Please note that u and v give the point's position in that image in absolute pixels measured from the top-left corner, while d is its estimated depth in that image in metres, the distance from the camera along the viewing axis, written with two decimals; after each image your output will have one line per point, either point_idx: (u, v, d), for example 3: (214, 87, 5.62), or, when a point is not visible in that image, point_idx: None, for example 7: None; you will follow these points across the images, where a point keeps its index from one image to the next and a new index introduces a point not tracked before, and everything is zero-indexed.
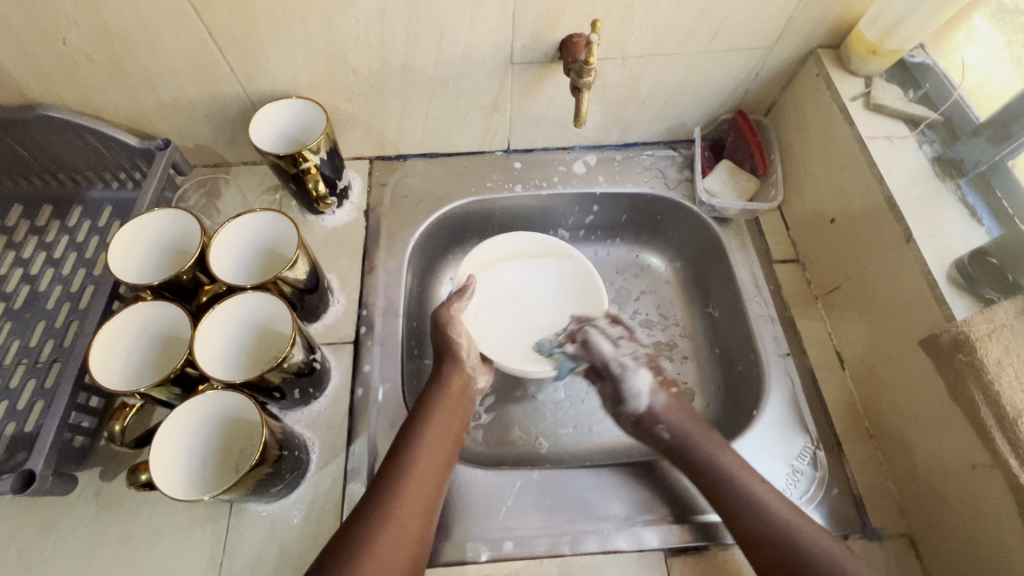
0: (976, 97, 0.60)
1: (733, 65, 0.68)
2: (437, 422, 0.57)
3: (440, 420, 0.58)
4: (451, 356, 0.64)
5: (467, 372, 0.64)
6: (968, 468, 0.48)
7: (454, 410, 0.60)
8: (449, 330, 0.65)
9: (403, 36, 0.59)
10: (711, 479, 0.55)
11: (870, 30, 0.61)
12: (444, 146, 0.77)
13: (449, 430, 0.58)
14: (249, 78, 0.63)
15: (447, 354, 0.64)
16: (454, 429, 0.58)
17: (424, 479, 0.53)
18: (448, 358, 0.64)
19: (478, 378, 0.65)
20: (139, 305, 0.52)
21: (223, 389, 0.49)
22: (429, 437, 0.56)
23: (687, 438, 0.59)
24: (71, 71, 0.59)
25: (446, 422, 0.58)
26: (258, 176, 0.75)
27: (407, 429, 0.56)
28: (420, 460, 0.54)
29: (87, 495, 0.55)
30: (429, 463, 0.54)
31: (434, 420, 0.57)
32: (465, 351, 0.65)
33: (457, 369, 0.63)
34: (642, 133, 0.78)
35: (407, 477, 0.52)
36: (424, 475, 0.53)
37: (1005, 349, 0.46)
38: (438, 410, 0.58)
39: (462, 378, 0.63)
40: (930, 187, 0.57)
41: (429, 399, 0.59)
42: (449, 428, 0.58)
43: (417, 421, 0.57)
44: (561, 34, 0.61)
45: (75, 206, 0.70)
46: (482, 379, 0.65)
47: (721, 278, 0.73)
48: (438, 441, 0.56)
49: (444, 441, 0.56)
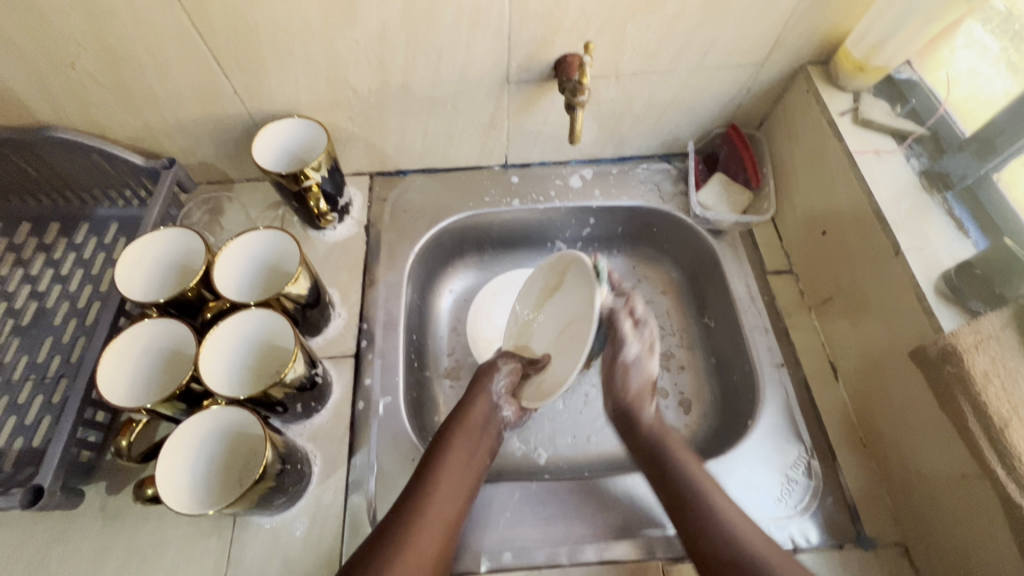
0: (960, 112, 0.61)
1: (724, 82, 0.69)
2: (460, 451, 0.57)
3: (460, 452, 0.57)
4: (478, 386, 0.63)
5: (492, 402, 0.62)
6: (958, 477, 0.49)
7: (480, 441, 0.59)
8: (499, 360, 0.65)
9: (401, 57, 0.61)
10: (692, 490, 0.54)
11: (857, 48, 0.63)
12: (442, 162, 0.78)
13: (468, 465, 0.57)
14: (253, 99, 0.65)
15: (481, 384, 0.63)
16: (475, 462, 0.57)
17: (442, 504, 0.53)
18: (474, 388, 0.63)
19: (505, 408, 0.62)
20: (145, 322, 0.54)
21: (227, 405, 0.50)
22: (446, 471, 0.55)
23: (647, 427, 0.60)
24: (79, 93, 0.61)
25: (465, 455, 0.57)
26: (260, 192, 0.77)
27: (427, 464, 0.56)
28: (440, 487, 0.54)
29: (94, 509, 0.56)
30: (446, 501, 0.54)
31: (455, 454, 0.57)
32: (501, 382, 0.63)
33: (482, 399, 0.62)
34: (636, 147, 0.79)
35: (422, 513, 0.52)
36: (444, 502, 0.53)
37: (992, 360, 0.47)
38: (460, 441, 0.58)
39: (488, 407, 0.61)
40: (918, 200, 0.58)
41: (450, 430, 0.59)
42: (470, 459, 0.57)
43: (437, 455, 0.56)
44: (556, 53, 0.63)
45: (82, 223, 0.72)
46: (507, 410, 0.62)
47: (716, 289, 0.74)
48: (457, 476, 0.55)
49: (464, 476, 0.56)
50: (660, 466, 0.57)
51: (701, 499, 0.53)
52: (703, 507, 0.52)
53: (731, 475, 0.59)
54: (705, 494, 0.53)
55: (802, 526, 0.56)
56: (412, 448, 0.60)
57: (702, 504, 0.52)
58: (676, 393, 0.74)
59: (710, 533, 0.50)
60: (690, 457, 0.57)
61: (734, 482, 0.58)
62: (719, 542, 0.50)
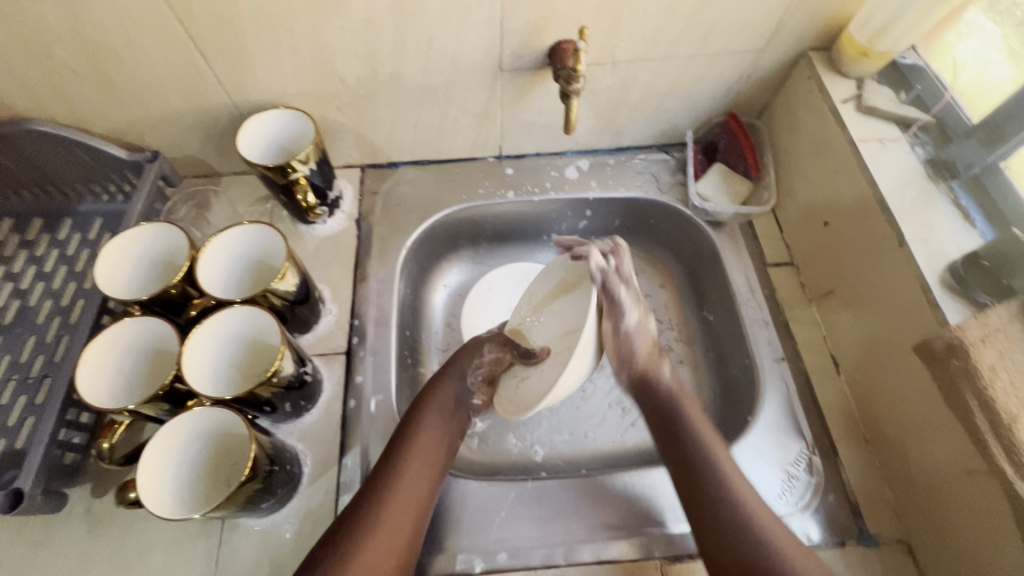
0: (968, 97, 0.60)
1: (724, 69, 0.68)
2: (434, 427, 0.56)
3: (427, 439, 0.55)
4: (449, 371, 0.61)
5: (462, 385, 0.61)
6: (963, 473, 0.48)
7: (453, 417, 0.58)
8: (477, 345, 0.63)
9: (390, 45, 0.59)
10: (703, 457, 0.52)
11: (860, 32, 0.61)
12: (435, 153, 0.76)
13: (437, 451, 0.55)
14: (238, 89, 0.63)
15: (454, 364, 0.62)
16: (443, 449, 0.56)
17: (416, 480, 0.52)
18: (444, 373, 0.61)
19: (475, 396, 0.61)
20: (126, 320, 0.52)
21: (211, 407, 0.49)
22: (414, 458, 0.53)
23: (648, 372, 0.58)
24: (57, 84, 0.58)
25: (433, 442, 0.55)
26: (248, 186, 0.75)
27: (393, 452, 0.53)
28: (413, 460, 0.53)
29: (79, 512, 0.55)
30: (412, 488, 0.52)
31: (423, 440, 0.55)
32: (481, 364, 0.62)
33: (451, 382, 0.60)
34: (634, 137, 0.77)
35: (387, 502, 0.50)
36: (417, 476, 0.52)
37: (999, 354, 0.45)
38: (428, 427, 0.56)
39: (456, 394, 0.60)
40: (923, 189, 0.57)
41: (418, 417, 0.57)
42: (442, 437, 0.56)
43: (404, 442, 0.54)
44: (550, 40, 0.61)
45: (65, 219, 0.70)
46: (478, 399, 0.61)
47: (715, 282, 0.73)
48: (425, 464, 0.53)
49: (431, 464, 0.54)
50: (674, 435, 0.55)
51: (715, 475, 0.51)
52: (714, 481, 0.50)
53: None
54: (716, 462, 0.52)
55: (804, 524, 0.55)
56: None
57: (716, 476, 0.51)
58: None
59: (721, 502, 0.49)
60: (702, 421, 0.56)
61: None
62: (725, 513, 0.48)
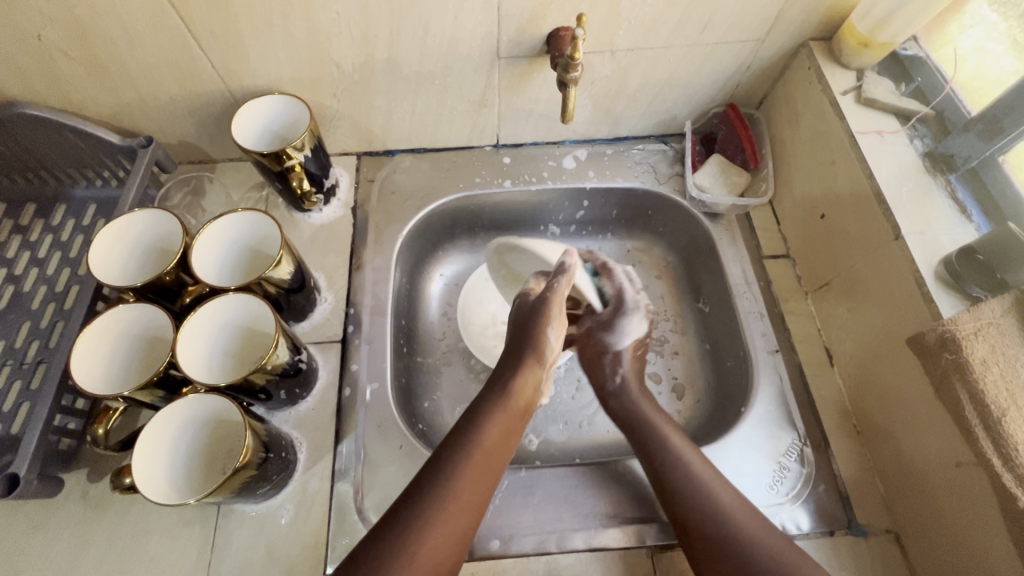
0: (968, 91, 0.59)
1: (724, 59, 0.67)
2: (500, 415, 0.56)
3: (495, 437, 0.55)
4: (524, 360, 0.61)
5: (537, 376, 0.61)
6: (952, 465, 0.49)
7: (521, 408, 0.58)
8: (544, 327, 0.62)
9: (386, 31, 0.58)
10: (681, 480, 0.53)
11: (861, 22, 0.60)
12: (432, 142, 0.76)
13: (498, 456, 0.54)
14: (232, 75, 0.62)
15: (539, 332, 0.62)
16: (507, 448, 0.55)
17: (482, 467, 0.52)
18: (517, 361, 0.61)
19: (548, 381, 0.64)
20: (120, 307, 0.52)
21: (207, 393, 0.49)
22: (478, 449, 0.53)
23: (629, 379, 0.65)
24: (47, 68, 0.58)
25: (499, 443, 0.55)
26: (243, 173, 0.75)
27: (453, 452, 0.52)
28: (480, 449, 0.53)
29: (75, 497, 0.55)
30: (473, 494, 0.50)
31: (488, 440, 0.54)
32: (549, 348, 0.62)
33: (527, 375, 0.60)
34: (632, 127, 0.77)
35: (443, 506, 0.48)
36: (484, 466, 0.52)
37: (990, 348, 0.46)
38: (495, 424, 0.55)
39: (529, 386, 0.60)
40: (920, 182, 0.56)
41: (486, 412, 0.56)
42: (509, 430, 0.56)
43: (466, 439, 0.53)
44: (547, 27, 0.60)
45: (59, 204, 0.70)
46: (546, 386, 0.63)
47: (711, 274, 0.73)
48: (484, 469, 0.52)
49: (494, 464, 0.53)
50: (641, 439, 0.58)
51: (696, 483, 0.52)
52: (692, 486, 0.52)
53: (722, 462, 0.58)
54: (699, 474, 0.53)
55: (794, 513, 0.55)
56: (399, 435, 0.59)
57: (687, 482, 0.52)
58: (669, 379, 0.73)
59: (696, 495, 0.51)
60: (691, 450, 0.55)
61: (724, 469, 0.58)
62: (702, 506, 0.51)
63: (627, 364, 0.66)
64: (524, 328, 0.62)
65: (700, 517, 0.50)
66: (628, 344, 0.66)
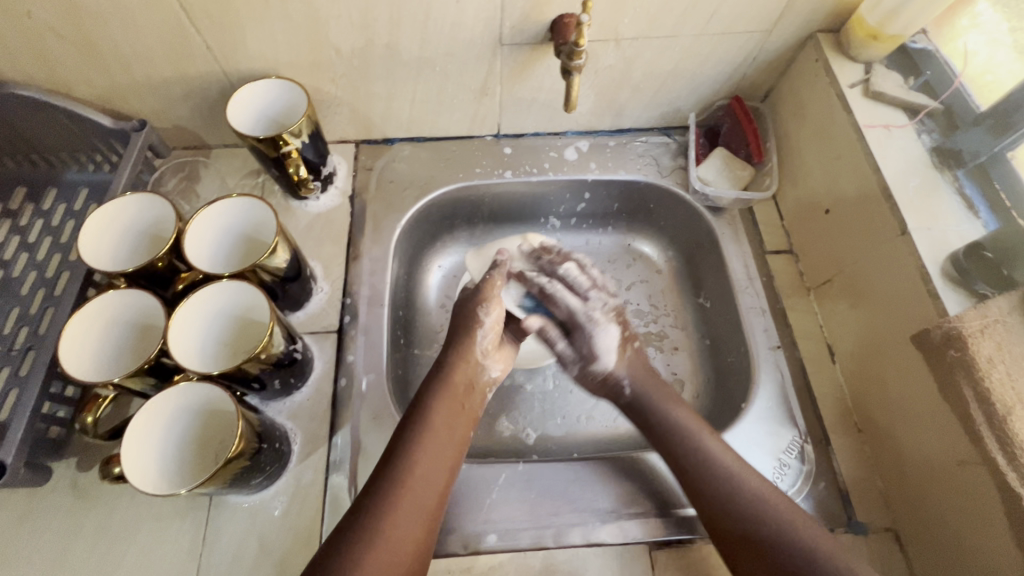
0: (977, 85, 0.59)
1: (730, 50, 0.66)
2: (443, 406, 0.56)
3: (442, 421, 0.55)
4: (457, 353, 0.60)
5: (477, 360, 0.61)
6: (955, 464, 0.48)
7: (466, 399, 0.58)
8: (475, 311, 0.62)
9: (386, 14, 0.57)
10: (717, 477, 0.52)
11: (870, 14, 0.59)
12: (432, 130, 0.74)
13: (449, 439, 0.54)
14: (228, 57, 0.60)
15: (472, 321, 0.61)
16: (457, 431, 0.55)
17: (427, 462, 0.51)
18: (455, 349, 0.60)
19: (493, 365, 0.62)
20: (111, 293, 0.51)
21: (199, 381, 0.48)
22: (423, 443, 0.52)
23: (643, 398, 0.60)
24: (38, 47, 0.56)
25: (446, 428, 0.55)
26: (239, 159, 0.73)
27: (403, 440, 0.52)
28: (426, 444, 0.52)
29: (64, 485, 0.54)
30: (428, 479, 0.51)
31: (436, 425, 0.54)
32: (485, 331, 0.61)
33: (466, 359, 0.60)
34: (635, 119, 0.76)
35: (401, 491, 0.49)
36: (428, 460, 0.52)
37: (997, 346, 0.45)
38: (441, 408, 0.56)
39: (470, 369, 0.60)
40: (927, 177, 0.56)
41: (429, 399, 0.56)
42: (455, 421, 0.56)
43: (410, 429, 0.53)
44: (552, 13, 0.59)
45: (50, 188, 0.68)
46: (495, 367, 0.62)
47: (712, 269, 0.72)
48: (438, 453, 0.52)
49: (446, 447, 0.53)
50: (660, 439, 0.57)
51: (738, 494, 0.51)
52: (733, 497, 0.51)
53: None
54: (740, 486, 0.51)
55: None
56: (394, 427, 0.58)
57: (726, 490, 0.51)
58: (669, 375, 0.72)
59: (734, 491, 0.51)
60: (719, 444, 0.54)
61: None
62: (752, 523, 0.49)
63: (629, 371, 0.62)
64: (461, 318, 0.63)
65: (746, 515, 0.50)
66: (614, 356, 0.62)
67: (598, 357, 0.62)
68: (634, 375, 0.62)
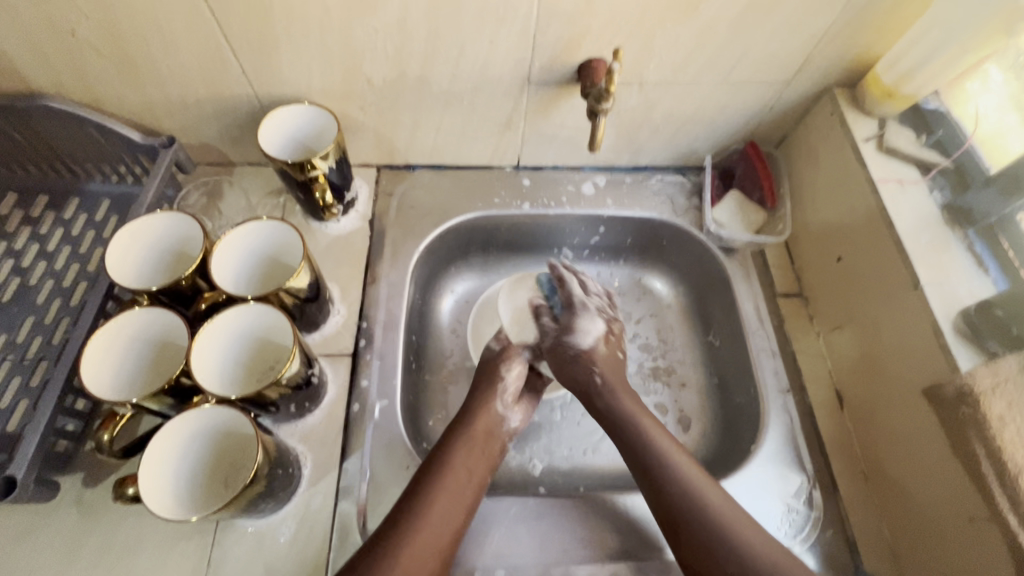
0: (987, 147, 0.60)
1: (749, 97, 0.68)
2: (467, 443, 0.57)
3: (462, 462, 0.55)
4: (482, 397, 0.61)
5: (497, 410, 0.61)
6: (965, 519, 0.48)
7: (487, 445, 0.58)
8: (498, 368, 0.64)
9: (421, 50, 0.59)
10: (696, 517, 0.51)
11: (887, 74, 0.62)
12: (453, 159, 0.76)
13: (468, 482, 0.54)
14: (262, 82, 0.62)
15: (492, 375, 0.63)
16: (475, 477, 0.55)
17: (451, 495, 0.52)
18: (478, 398, 0.61)
19: (511, 416, 0.62)
20: (134, 310, 0.51)
21: (218, 404, 0.48)
22: (449, 475, 0.53)
23: (608, 381, 0.63)
24: (77, 62, 0.57)
25: (464, 473, 0.54)
26: (261, 178, 0.74)
27: (425, 478, 0.53)
28: (450, 477, 0.53)
29: (68, 502, 0.53)
30: (446, 513, 0.51)
31: (455, 466, 0.54)
32: (505, 386, 0.62)
33: (485, 409, 0.60)
34: (652, 157, 0.77)
35: (416, 530, 0.49)
36: (451, 494, 0.52)
37: (1009, 405, 0.46)
38: (462, 449, 0.56)
39: (489, 418, 0.60)
40: (939, 234, 0.57)
41: (452, 437, 0.57)
42: (475, 462, 0.56)
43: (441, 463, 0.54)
44: (581, 56, 0.61)
45: (72, 197, 0.68)
46: (516, 418, 0.62)
47: (723, 308, 0.73)
48: (454, 493, 0.52)
49: (463, 494, 0.53)
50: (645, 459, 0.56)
51: (717, 528, 0.50)
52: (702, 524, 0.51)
53: None
54: (743, 539, 0.50)
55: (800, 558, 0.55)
56: (407, 455, 0.58)
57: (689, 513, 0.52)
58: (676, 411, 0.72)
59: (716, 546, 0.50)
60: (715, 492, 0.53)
61: None
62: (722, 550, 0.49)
63: (602, 360, 0.64)
64: (486, 371, 0.64)
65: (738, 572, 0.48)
66: (593, 338, 0.65)
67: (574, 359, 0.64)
68: (603, 367, 0.64)
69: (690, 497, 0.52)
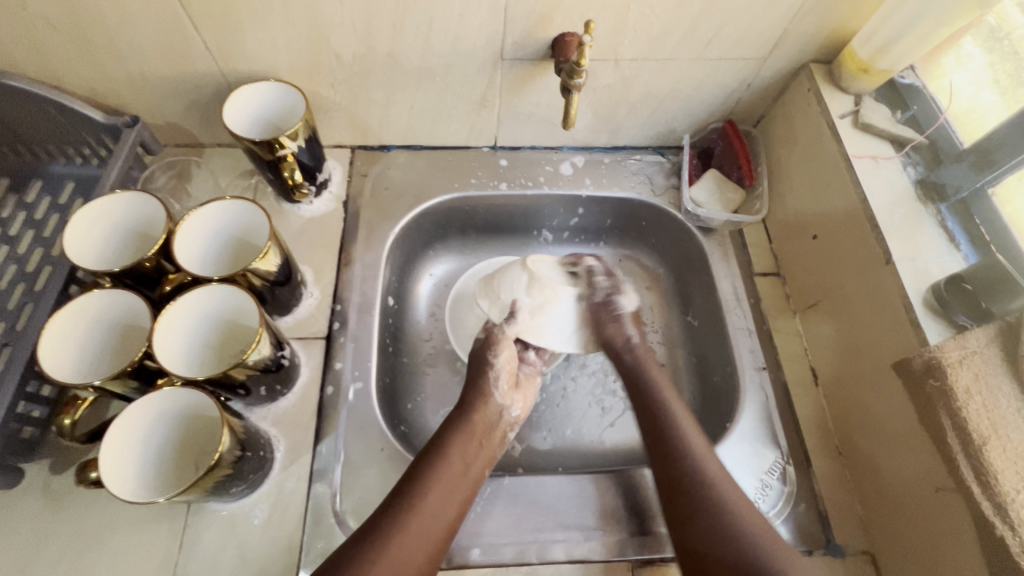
0: (961, 122, 0.60)
1: (726, 74, 0.67)
2: (465, 434, 0.57)
3: (458, 455, 0.55)
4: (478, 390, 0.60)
5: (496, 402, 0.60)
6: (931, 490, 0.49)
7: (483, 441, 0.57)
8: (488, 355, 0.62)
9: (389, 24, 0.57)
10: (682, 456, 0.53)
11: (861, 49, 0.61)
12: (429, 139, 0.74)
13: (464, 474, 0.54)
14: (227, 58, 0.60)
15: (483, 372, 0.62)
16: (472, 470, 0.55)
17: (448, 485, 0.52)
18: (475, 390, 0.61)
19: (511, 404, 0.61)
20: (95, 292, 0.50)
21: (182, 386, 0.47)
22: (444, 465, 0.53)
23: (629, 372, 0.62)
24: (31, 37, 0.55)
25: (463, 463, 0.55)
26: (232, 160, 0.73)
27: (418, 472, 0.52)
28: (446, 468, 0.53)
29: (35, 489, 0.53)
30: (439, 509, 0.50)
31: (452, 457, 0.54)
32: (498, 372, 0.62)
33: (484, 401, 0.60)
34: (630, 137, 0.77)
35: (410, 521, 0.49)
36: (446, 484, 0.52)
37: (974, 376, 0.46)
38: (458, 441, 0.56)
39: (488, 411, 0.59)
40: (912, 209, 0.58)
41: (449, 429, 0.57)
42: (474, 454, 0.56)
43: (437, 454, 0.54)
44: (554, 31, 0.60)
45: (34, 180, 0.67)
46: (516, 407, 0.62)
47: (701, 287, 0.73)
48: (452, 485, 0.52)
49: (461, 485, 0.53)
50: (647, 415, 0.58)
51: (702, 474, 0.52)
52: (716, 510, 0.49)
53: None
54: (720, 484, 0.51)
55: (774, 532, 0.56)
56: (381, 438, 0.57)
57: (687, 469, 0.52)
58: None
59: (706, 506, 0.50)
60: (691, 425, 0.57)
61: None
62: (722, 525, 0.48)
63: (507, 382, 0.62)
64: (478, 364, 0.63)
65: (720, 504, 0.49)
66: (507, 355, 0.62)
67: (616, 319, 0.64)
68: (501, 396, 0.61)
69: (687, 442, 0.54)
